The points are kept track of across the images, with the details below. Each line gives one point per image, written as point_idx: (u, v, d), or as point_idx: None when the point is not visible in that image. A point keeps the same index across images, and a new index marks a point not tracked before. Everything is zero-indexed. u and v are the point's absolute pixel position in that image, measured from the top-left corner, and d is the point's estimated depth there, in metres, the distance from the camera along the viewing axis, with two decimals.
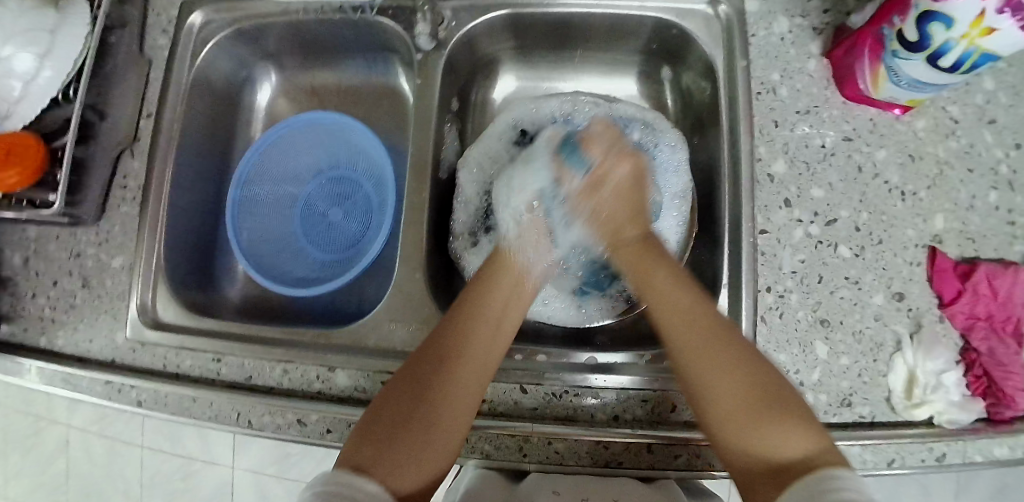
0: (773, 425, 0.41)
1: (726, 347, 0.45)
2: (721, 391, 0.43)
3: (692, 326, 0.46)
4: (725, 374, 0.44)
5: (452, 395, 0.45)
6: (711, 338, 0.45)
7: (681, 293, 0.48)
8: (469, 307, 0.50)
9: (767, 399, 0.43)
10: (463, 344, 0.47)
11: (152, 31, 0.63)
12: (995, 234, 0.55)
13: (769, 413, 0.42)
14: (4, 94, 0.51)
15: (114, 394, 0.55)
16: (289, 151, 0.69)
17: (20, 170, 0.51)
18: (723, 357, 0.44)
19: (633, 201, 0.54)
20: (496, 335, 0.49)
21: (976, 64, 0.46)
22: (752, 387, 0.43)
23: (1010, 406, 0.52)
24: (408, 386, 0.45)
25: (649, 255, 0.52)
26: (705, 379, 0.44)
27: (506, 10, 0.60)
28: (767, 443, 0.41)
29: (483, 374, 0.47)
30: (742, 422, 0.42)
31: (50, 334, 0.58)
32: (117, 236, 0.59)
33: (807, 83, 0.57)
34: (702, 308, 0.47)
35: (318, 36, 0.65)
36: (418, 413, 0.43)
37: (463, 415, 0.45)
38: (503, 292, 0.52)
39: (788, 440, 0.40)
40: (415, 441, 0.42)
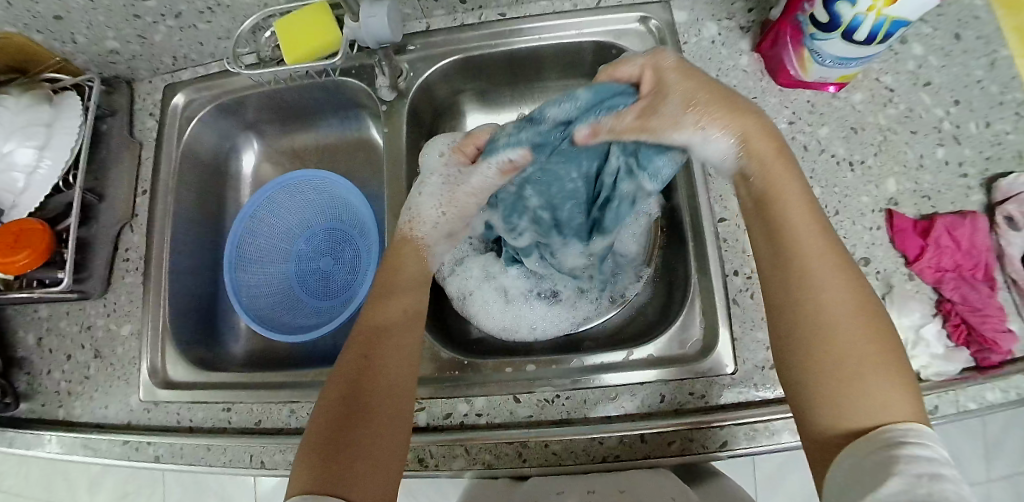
0: (880, 370, 0.38)
1: (848, 282, 0.41)
2: (847, 348, 0.39)
3: (829, 257, 0.42)
4: (863, 324, 0.39)
5: (388, 378, 0.46)
6: (835, 269, 0.42)
7: (817, 226, 0.44)
8: (378, 293, 0.52)
9: (887, 355, 0.39)
10: (380, 335, 0.48)
11: (140, 115, 0.68)
12: (949, 188, 0.57)
13: (895, 369, 0.38)
14: (9, 186, 0.57)
15: (132, 453, 0.58)
16: (277, 211, 0.73)
17: (31, 251, 0.55)
18: (839, 298, 0.40)
19: (707, 88, 0.49)
20: (412, 325, 0.51)
21: (889, 33, 0.49)
22: (869, 321, 0.40)
23: (994, 349, 0.53)
24: (339, 394, 0.45)
25: (785, 172, 0.46)
26: (832, 316, 0.40)
27: (457, 56, 0.65)
28: (874, 407, 0.37)
29: (408, 354, 0.49)
30: (862, 372, 0.38)
31: (67, 405, 0.61)
32: (125, 306, 0.63)
33: (742, 78, 0.61)
34: (836, 252, 0.42)
35: (292, 103, 0.70)
36: (360, 414, 0.44)
37: (402, 398, 0.46)
38: (410, 276, 0.54)
39: (904, 407, 0.37)
40: (365, 439, 0.43)
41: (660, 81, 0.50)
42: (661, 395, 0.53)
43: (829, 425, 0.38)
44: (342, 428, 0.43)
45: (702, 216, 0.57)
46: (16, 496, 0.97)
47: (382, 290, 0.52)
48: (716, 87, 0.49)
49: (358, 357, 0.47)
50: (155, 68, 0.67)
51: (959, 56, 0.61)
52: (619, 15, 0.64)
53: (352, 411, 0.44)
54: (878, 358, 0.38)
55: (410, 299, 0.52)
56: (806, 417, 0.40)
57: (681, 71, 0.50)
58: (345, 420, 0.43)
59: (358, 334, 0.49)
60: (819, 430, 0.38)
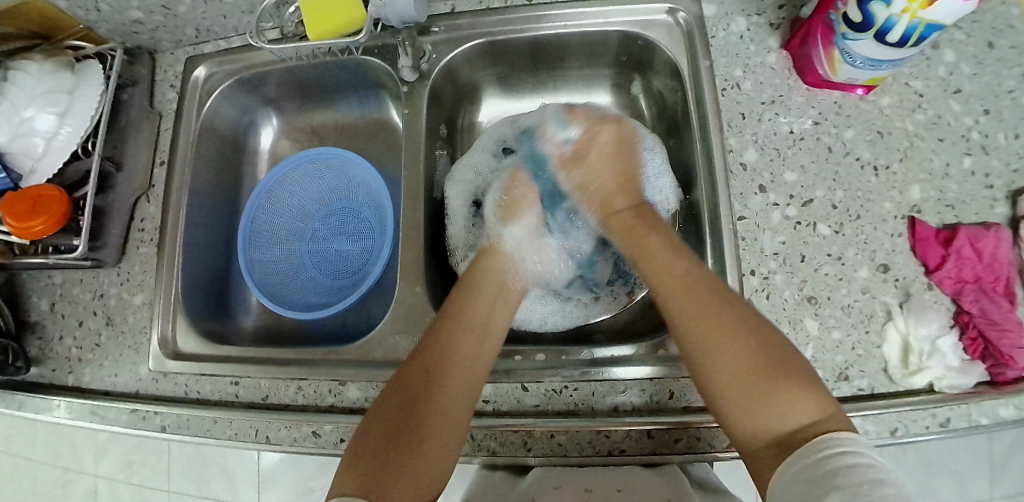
0: (793, 385, 0.41)
1: (720, 312, 0.45)
2: (719, 362, 0.43)
3: (693, 295, 0.46)
4: (735, 343, 0.43)
5: (448, 402, 0.46)
6: (719, 304, 0.45)
7: (681, 261, 0.49)
8: (455, 311, 0.52)
9: (770, 371, 0.42)
10: (447, 354, 0.48)
11: (160, 87, 0.68)
12: (974, 198, 0.56)
13: (772, 384, 0.41)
14: (29, 150, 0.57)
15: (139, 422, 0.58)
16: (292, 189, 0.73)
17: (47, 218, 0.55)
18: (723, 318, 0.44)
19: (614, 168, 0.59)
20: (483, 349, 0.50)
21: (923, 36, 0.47)
22: (748, 345, 0.43)
23: (1010, 365, 0.51)
24: (397, 406, 0.45)
25: (645, 226, 0.54)
26: (708, 358, 0.44)
27: (480, 39, 0.64)
28: (772, 414, 0.41)
29: (474, 380, 0.48)
30: (742, 391, 0.42)
31: (78, 371, 0.62)
32: (138, 275, 0.63)
33: (769, 75, 0.60)
34: (698, 275, 0.48)
35: (313, 80, 0.70)
36: (410, 433, 0.44)
37: (457, 425, 0.45)
38: (485, 297, 0.53)
39: (793, 412, 0.40)
40: (406, 462, 0.42)
41: (592, 144, 0.60)
42: (671, 390, 0.52)
43: (752, 435, 0.41)
44: (396, 440, 0.43)
45: (721, 213, 0.57)
46: (23, 460, 0.98)
47: (459, 308, 0.52)
48: (615, 145, 0.60)
49: (422, 373, 0.47)
50: (178, 39, 0.67)
51: (993, 64, 0.60)
52: (647, 6, 0.63)
53: (406, 426, 0.44)
54: (752, 378, 0.42)
55: (481, 320, 0.52)
56: (737, 434, 0.43)
57: (613, 151, 0.60)
58: (397, 433, 0.44)
59: (426, 349, 0.48)
60: (749, 441, 0.42)
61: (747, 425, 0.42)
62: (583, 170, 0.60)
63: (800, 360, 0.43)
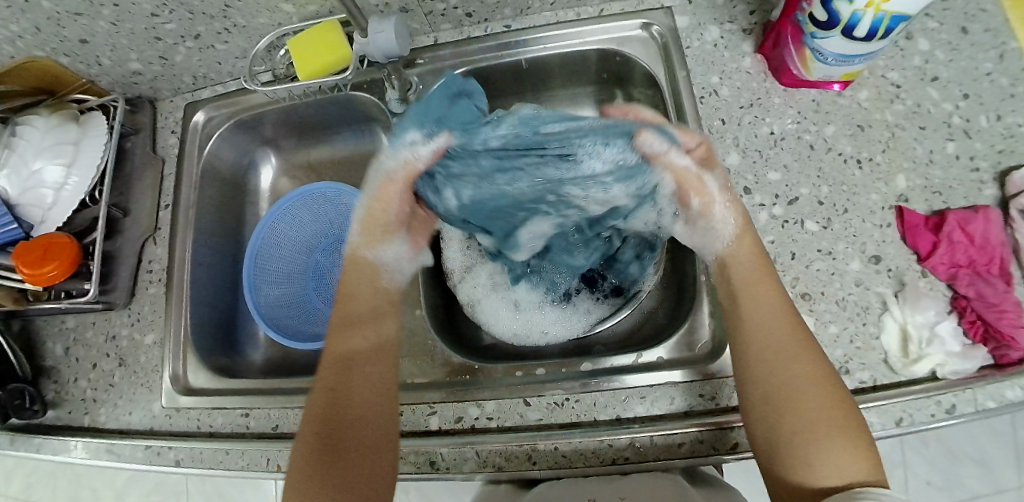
0: (841, 445, 0.43)
1: (814, 366, 0.46)
2: (789, 422, 0.44)
3: (795, 347, 0.46)
4: (826, 403, 0.44)
5: (365, 400, 0.49)
6: (816, 364, 0.46)
7: (785, 312, 0.48)
8: (342, 316, 0.54)
9: (836, 424, 0.43)
10: (343, 361, 0.51)
11: (162, 132, 0.71)
12: (961, 183, 0.57)
13: (833, 439, 0.43)
14: (39, 202, 0.60)
15: (154, 457, 0.60)
16: (293, 223, 0.74)
17: (58, 264, 0.58)
18: (804, 365, 0.46)
19: (674, 219, 0.56)
20: (376, 351, 0.52)
21: (889, 28, 0.48)
22: (832, 403, 0.44)
23: (1012, 346, 0.51)
24: (317, 408, 0.48)
25: (761, 276, 0.50)
26: (789, 392, 0.45)
27: (463, 68, 0.66)
28: (825, 472, 0.42)
29: (381, 373, 0.51)
30: (810, 440, 0.43)
31: (93, 412, 0.63)
32: (148, 315, 0.65)
33: (746, 79, 0.61)
34: (804, 334, 0.47)
35: (307, 118, 0.72)
36: (342, 439, 0.47)
37: (386, 414, 0.49)
38: (369, 296, 0.55)
39: (844, 469, 0.42)
40: (347, 465, 0.46)
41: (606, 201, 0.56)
42: (671, 396, 0.52)
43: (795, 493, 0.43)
44: (329, 441, 0.47)
45: None
46: None
47: (342, 317, 0.54)
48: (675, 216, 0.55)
49: (328, 377, 0.50)
50: (176, 87, 0.70)
51: (968, 50, 0.60)
52: (623, 22, 0.64)
53: (326, 429, 0.47)
54: (818, 427, 0.43)
55: (368, 315, 0.54)
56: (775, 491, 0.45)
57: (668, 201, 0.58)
58: (330, 435, 0.47)
59: (328, 352, 0.52)
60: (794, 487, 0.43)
61: (784, 486, 0.44)
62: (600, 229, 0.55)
63: (857, 421, 0.44)
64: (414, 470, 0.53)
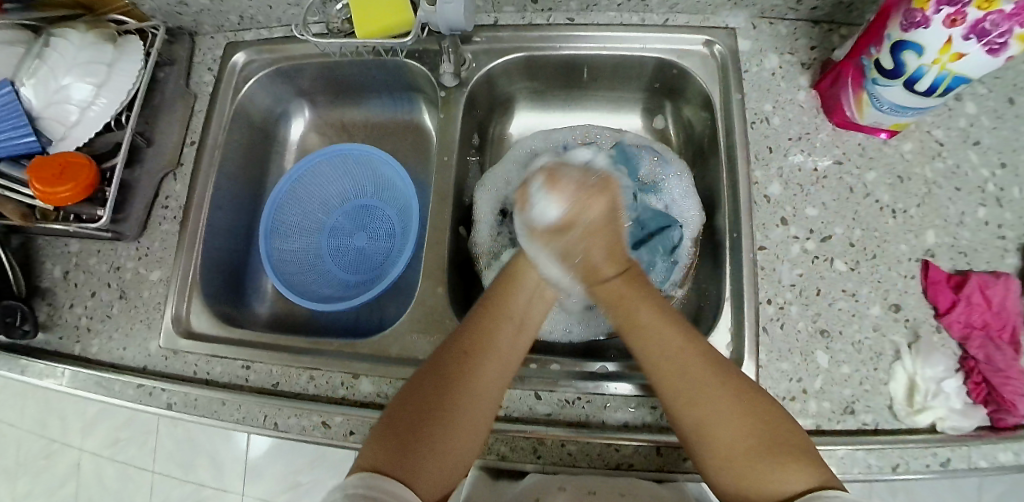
0: (781, 461, 0.40)
1: (715, 387, 0.43)
2: (711, 445, 0.42)
3: (680, 369, 0.44)
4: (717, 407, 0.42)
5: (479, 386, 0.45)
6: (711, 381, 0.43)
7: (672, 331, 0.46)
8: (495, 304, 0.50)
9: (760, 444, 0.41)
10: (488, 340, 0.47)
11: (198, 68, 0.68)
12: (986, 248, 0.58)
13: (766, 457, 0.40)
14: (62, 118, 0.57)
15: (145, 397, 0.58)
16: (318, 182, 0.72)
17: (73, 185, 0.55)
18: (698, 383, 0.43)
19: (604, 241, 0.49)
20: (518, 339, 0.49)
21: (950, 87, 0.49)
22: (750, 422, 0.42)
23: (1011, 412, 0.52)
24: (429, 389, 0.44)
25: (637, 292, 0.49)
26: (704, 420, 0.43)
27: (520, 53, 0.65)
28: (754, 486, 0.40)
29: (506, 373, 0.47)
30: (741, 462, 0.41)
31: (85, 341, 0.61)
32: (157, 251, 0.63)
33: (798, 112, 0.62)
34: (700, 356, 0.45)
35: (349, 77, 0.70)
36: (437, 421, 0.43)
37: (486, 407, 0.45)
38: (526, 292, 0.51)
39: (782, 481, 0.39)
40: (425, 452, 0.41)
41: (581, 220, 0.48)
42: None
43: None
44: (417, 425, 0.42)
45: (742, 242, 0.58)
46: (8, 428, 0.96)
47: (498, 302, 0.50)
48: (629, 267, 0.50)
49: (460, 355, 0.46)
50: (220, 24, 0.67)
51: (1012, 120, 0.62)
52: (685, 35, 0.64)
53: (435, 413, 0.43)
54: (749, 449, 0.41)
55: (521, 311, 0.51)
56: (727, 498, 0.42)
57: (602, 227, 0.49)
58: (409, 423, 0.43)
59: (469, 329, 0.48)
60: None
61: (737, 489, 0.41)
62: (563, 244, 0.49)
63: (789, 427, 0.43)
64: None
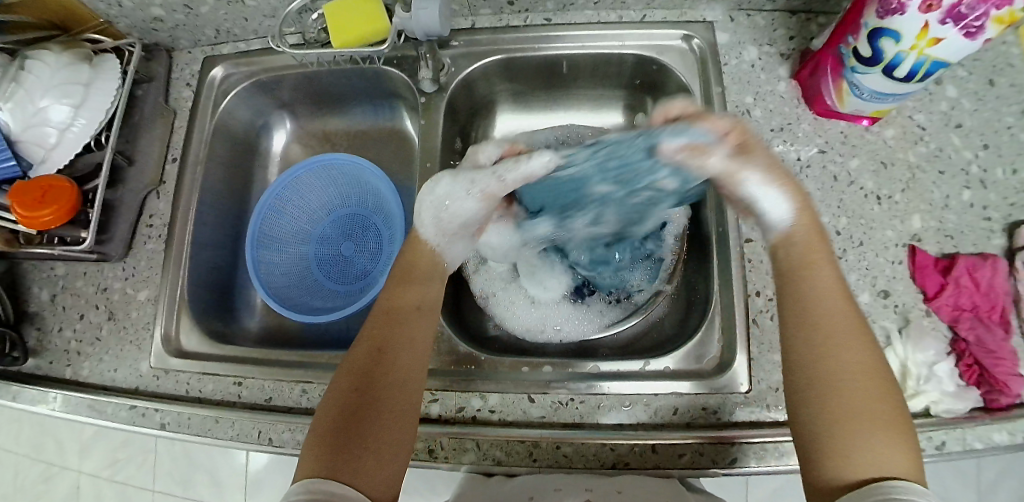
0: (892, 442, 0.37)
1: (869, 351, 0.40)
2: (831, 405, 0.39)
3: (847, 332, 0.41)
4: (854, 370, 0.40)
5: (396, 372, 0.45)
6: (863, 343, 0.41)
7: (843, 297, 0.43)
8: (393, 293, 0.50)
9: (881, 419, 0.38)
10: (394, 329, 0.47)
11: (177, 84, 0.68)
12: (972, 230, 0.58)
13: (883, 436, 0.37)
14: (41, 141, 0.56)
15: (138, 418, 0.58)
16: (300, 192, 0.71)
17: (55, 208, 0.55)
18: (843, 341, 0.41)
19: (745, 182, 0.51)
20: (426, 320, 0.49)
21: (928, 72, 0.49)
22: (875, 393, 0.39)
23: (1005, 392, 0.53)
24: (348, 392, 0.44)
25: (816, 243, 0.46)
26: (839, 371, 0.40)
27: (499, 55, 0.65)
28: (859, 463, 0.37)
29: (420, 350, 0.47)
30: (857, 429, 0.38)
31: (76, 365, 0.61)
32: (144, 270, 0.63)
33: (778, 103, 0.62)
34: (863, 325, 0.42)
35: (329, 87, 0.69)
36: (364, 418, 0.42)
37: (410, 389, 0.45)
38: (425, 271, 0.53)
39: (887, 464, 0.37)
40: (362, 447, 0.41)
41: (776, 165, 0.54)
42: (674, 406, 0.53)
43: (836, 476, 0.37)
44: (345, 427, 0.42)
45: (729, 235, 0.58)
46: (7, 454, 0.96)
47: (397, 292, 0.50)
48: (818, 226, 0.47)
49: (373, 352, 0.46)
50: (197, 39, 0.67)
51: (992, 102, 0.62)
52: (663, 31, 0.64)
53: (360, 411, 0.43)
54: (870, 419, 0.38)
55: (423, 295, 0.51)
56: (811, 463, 0.39)
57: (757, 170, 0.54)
58: (336, 425, 0.42)
59: (373, 325, 0.48)
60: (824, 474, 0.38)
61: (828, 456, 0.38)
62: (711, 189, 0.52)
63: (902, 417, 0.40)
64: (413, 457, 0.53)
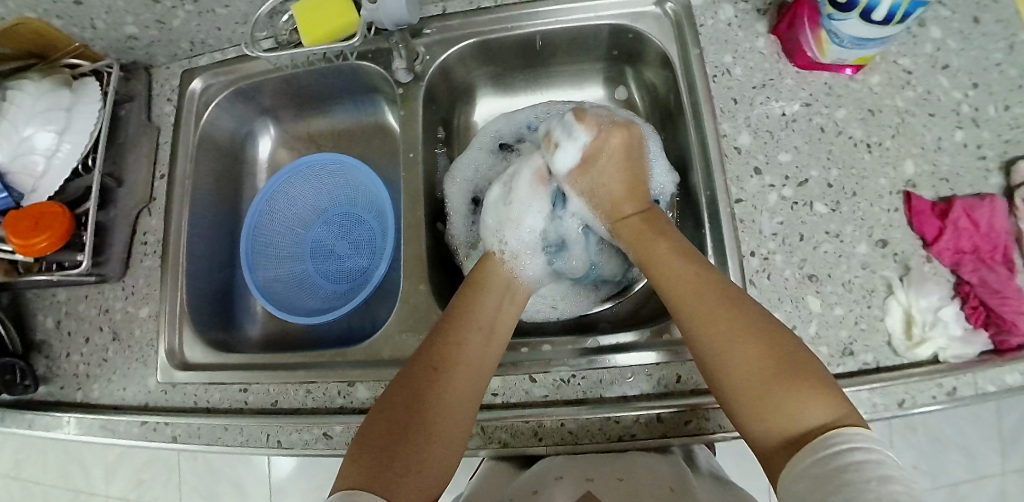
0: (805, 390, 0.40)
1: (727, 312, 0.44)
2: (729, 362, 0.43)
3: (702, 301, 0.46)
4: (732, 339, 0.43)
5: (450, 395, 0.46)
6: (723, 305, 0.45)
7: (692, 270, 0.48)
8: (459, 315, 0.51)
9: (788, 368, 0.41)
10: (455, 351, 0.48)
11: (157, 100, 0.68)
12: (968, 171, 0.57)
13: (793, 383, 0.40)
14: (30, 169, 0.57)
15: (150, 433, 0.58)
16: (291, 197, 0.72)
17: (49, 235, 0.56)
18: (704, 304, 0.45)
19: (627, 173, 0.57)
20: (488, 344, 0.50)
21: (907, 13, 0.48)
22: (757, 351, 0.42)
23: (1012, 332, 0.52)
24: (401, 405, 0.45)
25: (656, 233, 0.53)
26: (722, 343, 0.43)
27: (472, 39, 0.64)
28: (783, 420, 0.40)
29: (476, 382, 0.47)
30: (760, 385, 0.41)
31: (86, 387, 0.62)
32: (142, 288, 0.63)
33: (758, 60, 0.61)
34: (715, 287, 0.46)
35: (307, 88, 0.69)
36: (410, 437, 0.43)
37: (461, 418, 0.45)
38: (492, 297, 0.54)
39: (807, 412, 0.39)
40: (405, 465, 0.42)
41: (604, 151, 0.57)
42: (678, 374, 0.52)
43: (766, 433, 0.40)
44: (392, 443, 0.42)
45: (718, 197, 0.57)
46: (35, 485, 0.98)
47: (462, 312, 0.51)
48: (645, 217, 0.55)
49: (431, 370, 0.47)
50: (173, 54, 0.66)
51: (979, 39, 0.60)
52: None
53: (408, 431, 0.43)
54: (778, 370, 0.41)
55: (488, 319, 0.52)
56: (751, 435, 0.42)
57: (622, 159, 0.57)
58: (386, 441, 0.43)
59: (432, 345, 0.49)
60: (760, 440, 0.41)
61: (759, 424, 0.41)
62: (591, 179, 0.58)
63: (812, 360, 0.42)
64: None
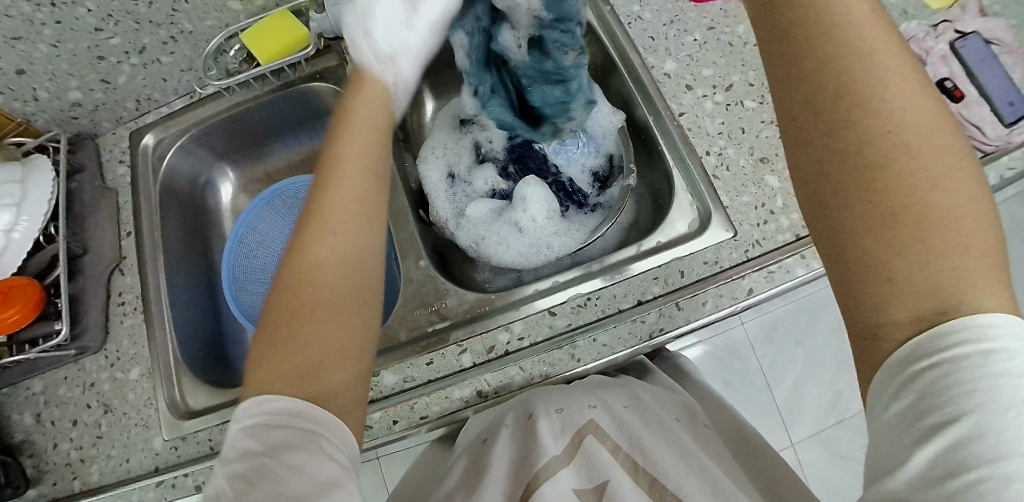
0: (974, 254, 0.27)
1: (918, 122, 0.29)
2: (886, 194, 0.29)
3: (888, 96, 0.30)
4: (901, 160, 0.28)
5: (331, 250, 0.37)
6: (912, 108, 0.29)
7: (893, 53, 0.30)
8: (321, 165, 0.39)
9: (963, 219, 0.28)
10: (321, 209, 0.38)
11: (109, 165, 0.66)
12: None
13: (956, 241, 0.27)
14: None
15: (169, 491, 0.54)
16: (263, 231, 0.71)
17: (20, 306, 0.53)
18: (898, 108, 0.29)
19: None
20: (359, 198, 0.39)
21: None
22: (938, 179, 0.28)
23: None
24: (284, 286, 0.37)
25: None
26: (893, 157, 0.29)
27: None
28: (933, 291, 0.27)
29: (355, 233, 0.38)
30: (919, 232, 0.28)
31: (84, 473, 0.56)
32: (128, 350, 0.60)
33: (662, 3, 0.69)
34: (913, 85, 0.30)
35: (257, 124, 0.71)
36: (301, 311, 0.36)
37: (361, 273, 0.39)
38: (356, 130, 0.41)
39: (973, 290, 0.27)
40: (304, 344, 0.35)
41: None
42: (681, 270, 0.55)
43: (891, 310, 0.28)
44: (283, 326, 0.36)
45: (663, 116, 0.63)
46: None
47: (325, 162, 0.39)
48: None
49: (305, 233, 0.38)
50: (118, 116, 0.67)
51: None
52: None
53: (298, 309, 0.36)
54: (944, 215, 0.28)
55: (358, 159, 0.39)
56: (870, 311, 0.29)
57: None
58: (279, 327, 0.36)
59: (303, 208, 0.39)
60: (886, 317, 0.29)
61: (888, 298, 0.28)
62: None
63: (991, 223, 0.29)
64: (463, 405, 0.53)
